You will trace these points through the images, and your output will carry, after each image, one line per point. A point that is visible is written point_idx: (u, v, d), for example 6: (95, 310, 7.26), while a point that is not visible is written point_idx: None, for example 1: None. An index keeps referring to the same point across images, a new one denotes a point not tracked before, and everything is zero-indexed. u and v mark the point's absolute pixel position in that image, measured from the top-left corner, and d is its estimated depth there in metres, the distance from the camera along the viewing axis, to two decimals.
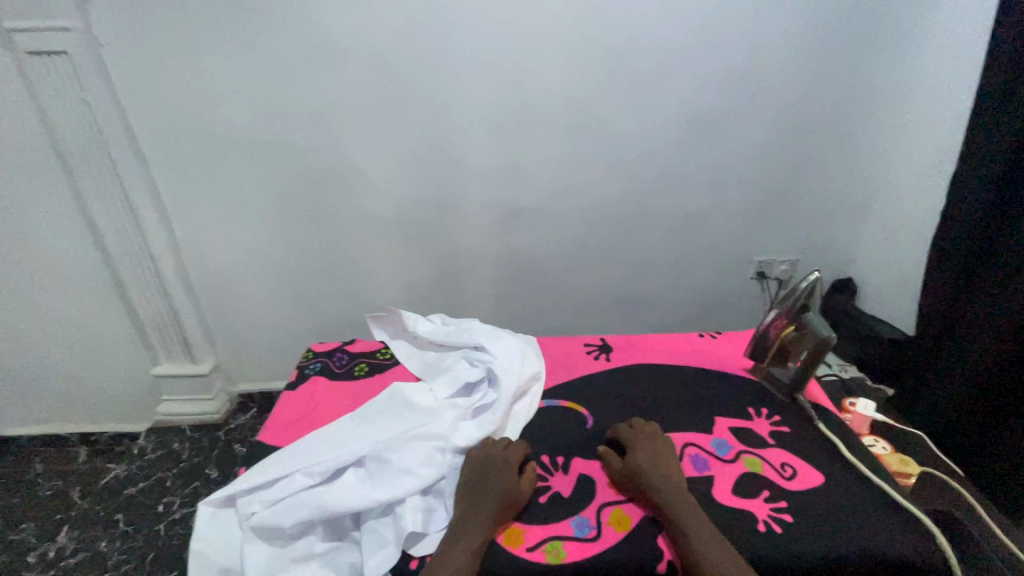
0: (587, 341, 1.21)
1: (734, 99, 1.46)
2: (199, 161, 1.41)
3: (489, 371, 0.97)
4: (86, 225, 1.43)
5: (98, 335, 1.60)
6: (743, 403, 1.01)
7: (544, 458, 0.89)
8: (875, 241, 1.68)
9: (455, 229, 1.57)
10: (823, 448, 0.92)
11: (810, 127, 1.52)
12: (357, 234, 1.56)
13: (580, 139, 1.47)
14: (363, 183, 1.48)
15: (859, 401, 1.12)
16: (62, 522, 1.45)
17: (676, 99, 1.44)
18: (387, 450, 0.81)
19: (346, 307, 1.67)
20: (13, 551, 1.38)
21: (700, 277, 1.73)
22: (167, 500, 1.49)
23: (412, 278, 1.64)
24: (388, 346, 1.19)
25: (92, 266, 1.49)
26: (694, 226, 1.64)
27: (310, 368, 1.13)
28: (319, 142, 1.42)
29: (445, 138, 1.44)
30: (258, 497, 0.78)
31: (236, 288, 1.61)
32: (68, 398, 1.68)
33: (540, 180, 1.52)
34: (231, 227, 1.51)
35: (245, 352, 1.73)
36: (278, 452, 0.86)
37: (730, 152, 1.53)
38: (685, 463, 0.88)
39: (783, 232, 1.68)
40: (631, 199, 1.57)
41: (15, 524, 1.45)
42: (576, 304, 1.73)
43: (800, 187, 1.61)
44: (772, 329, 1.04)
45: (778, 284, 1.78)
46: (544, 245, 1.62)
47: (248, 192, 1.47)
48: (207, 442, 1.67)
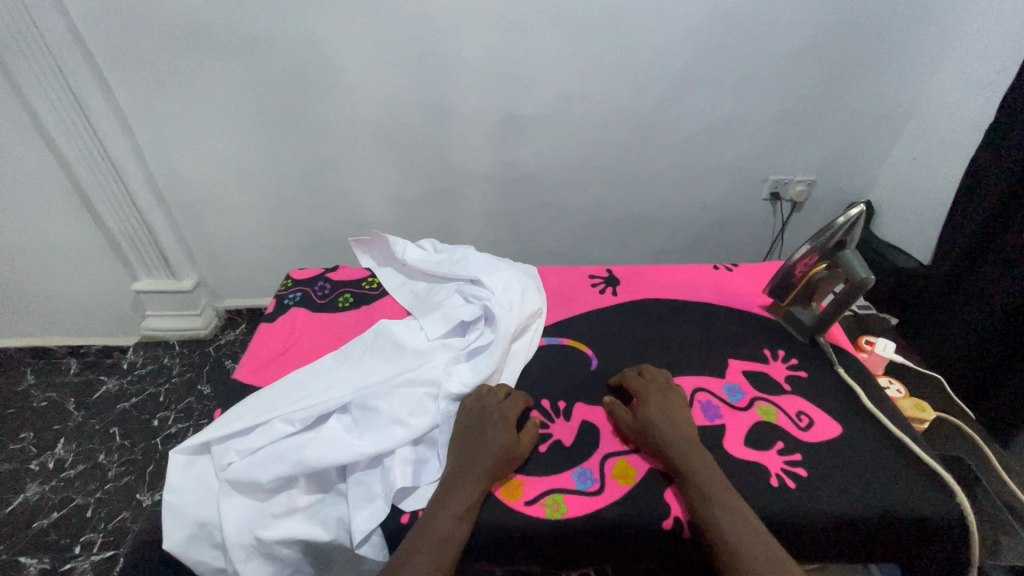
0: (592, 272, 1.11)
1: None
2: (150, 51, 1.20)
3: (486, 309, 0.88)
4: (34, 125, 1.25)
5: (67, 249, 1.47)
6: (758, 344, 0.95)
7: (544, 403, 0.83)
8: (902, 160, 1.53)
9: (447, 139, 1.40)
10: (842, 396, 0.86)
11: (861, 23, 1.30)
12: (337, 141, 1.38)
13: (595, 31, 1.25)
14: (340, 81, 1.28)
15: (879, 341, 1.05)
16: (61, 432, 1.42)
17: None
18: (374, 397, 0.75)
19: (329, 222, 1.54)
20: (14, 459, 1.36)
21: (712, 197, 1.59)
22: (162, 416, 1.46)
23: (399, 193, 1.49)
24: (375, 275, 1.09)
25: (49, 173, 1.33)
26: (714, 140, 1.47)
27: (289, 298, 1.03)
28: (283, 31, 1.20)
29: (433, 29, 1.22)
30: (234, 445, 0.71)
31: (209, 200, 1.46)
32: (48, 312, 1.60)
33: (546, 82, 1.32)
34: (197, 132, 1.33)
35: (229, 266, 1.62)
36: (256, 394, 0.79)
37: (765, 53, 1.32)
38: (695, 411, 0.82)
39: (808, 149, 1.52)
40: (646, 107, 1.39)
41: (13, 433, 1.43)
42: (577, 224, 1.61)
43: (837, 95, 1.42)
44: (800, 266, 0.95)
45: (792, 206, 1.64)
46: (545, 159, 1.46)
47: (211, 92, 1.27)
48: (197, 357, 1.62)
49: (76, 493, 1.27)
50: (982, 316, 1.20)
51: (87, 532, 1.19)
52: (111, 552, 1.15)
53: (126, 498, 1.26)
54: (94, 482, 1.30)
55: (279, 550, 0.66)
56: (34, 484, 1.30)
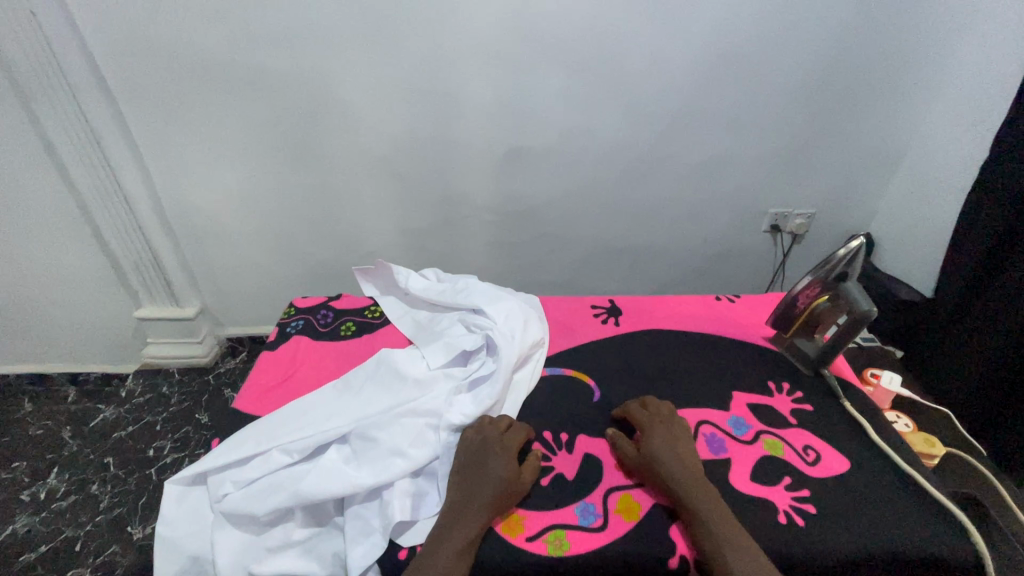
0: (594, 303, 1.11)
1: (768, 30, 1.27)
2: (164, 86, 1.24)
3: (488, 339, 0.88)
4: (47, 156, 1.29)
5: (72, 276, 1.49)
6: (762, 376, 0.94)
7: (546, 435, 0.82)
8: (901, 194, 1.55)
9: (452, 171, 1.43)
10: (848, 430, 0.85)
11: (853, 63, 1.34)
12: (344, 172, 1.41)
13: (595, 68, 1.29)
14: (348, 114, 1.32)
15: (885, 373, 1.05)
16: (53, 462, 1.40)
17: (700, 29, 1.25)
18: (374, 427, 0.74)
19: (334, 252, 1.55)
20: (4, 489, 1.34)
21: (713, 229, 1.60)
22: (158, 445, 1.44)
23: (404, 223, 1.51)
24: (377, 304, 1.09)
25: (59, 202, 1.36)
26: (713, 173, 1.49)
27: (291, 327, 1.03)
28: (294, 67, 1.24)
29: (440, 67, 1.26)
30: (230, 476, 0.70)
31: (214, 229, 1.48)
32: (49, 339, 1.60)
33: (548, 117, 1.36)
34: (206, 162, 1.37)
35: (232, 295, 1.62)
36: (254, 423, 0.78)
37: (761, 90, 1.36)
38: (699, 444, 0.81)
39: (807, 183, 1.54)
40: (646, 141, 1.42)
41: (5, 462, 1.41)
42: (579, 255, 1.62)
43: (833, 131, 1.45)
44: (802, 296, 0.95)
45: (793, 238, 1.65)
46: (548, 191, 1.48)
47: (222, 125, 1.31)
48: (196, 385, 1.61)
49: (66, 525, 1.24)
50: (987, 350, 1.19)
51: (75, 565, 1.16)
52: None
53: (117, 531, 1.23)
54: (85, 513, 1.27)
55: None
56: (23, 515, 1.27)
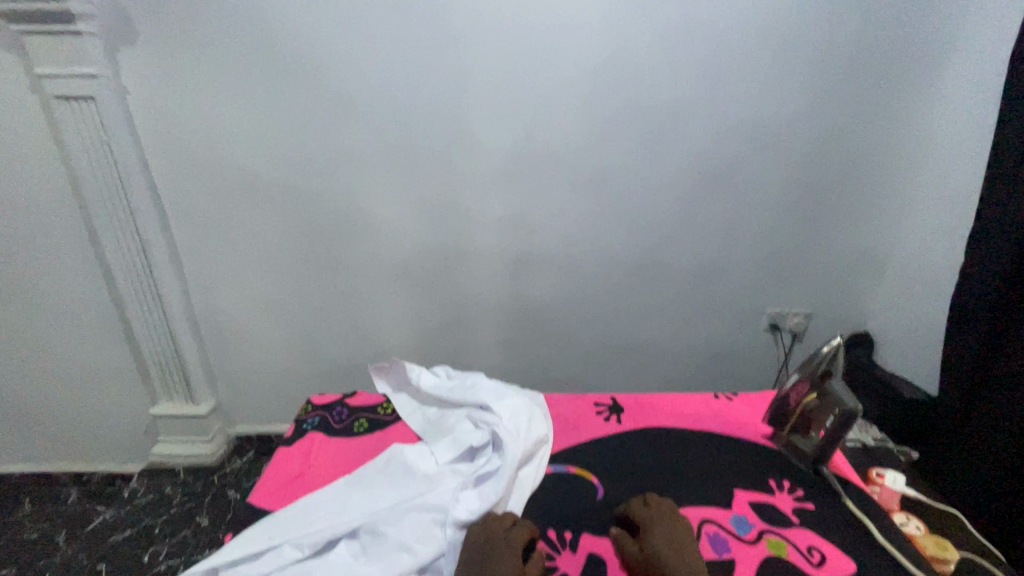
0: (597, 400, 1.16)
1: (744, 154, 1.45)
2: (214, 204, 1.42)
3: (494, 435, 0.93)
4: (99, 264, 1.44)
5: (101, 373, 1.57)
6: (762, 474, 0.95)
7: (550, 534, 0.83)
8: (890, 295, 1.63)
9: (465, 275, 1.56)
10: (851, 531, 0.85)
11: (821, 181, 1.51)
12: (364, 276, 1.54)
13: (593, 186, 1.46)
14: (374, 225, 1.48)
15: (888, 473, 1.06)
16: (44, 569, 1.38)
17: (682, 154, 1.44)
18: (383, 522, 0.77)
19: (349, 350, 1.64)
20: None
21: (712, 328, 1.68)
22: (153, 550, 1.42)
23: (418, 323, 1.61)
24: (390, 400, 1.15)
25: (101, 305, 1.48)
26: (705, 276, 1.60)
27: (307, 423, 1.09)
28: (331, 187, 1.43)
29: (457, 186, 1.45)
30: (242, 571, 0.73)
31: (240, 328, 1.59)
32: (66, 437, 1.64)
33: (550, 228, 1.51)
34: (241, 268, 1.51)
35: (250, 391, 1.68)
36: (268, 518, 0.81)
37: (741, 204, 1.51)
38: (703, 544, 0.81)
39: (798, 284, 1.64)
40: (640, 248, 1.55)
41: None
42: (583, 353, 1.68)
43: (812, 238, 1.58)
44: (793, 395, 1.00)
45: (792, 337, 1.72)
46: (553, 293, 1.59)
47: (261, 235, 1.47)
48: (200, 486, 1.61)
49: None
50: (992, 449, 1.19)
51: None
52: None
53: None
54: None
55: None
56: None
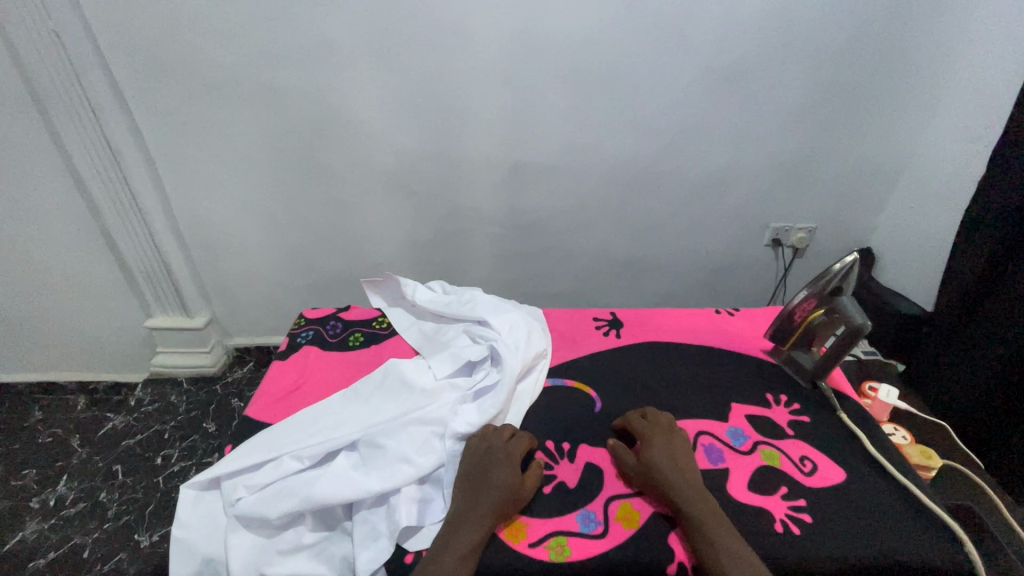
0: (596, 315, 1.14)
1: (763, 52, 1.31)
2: (183, 104, 1.29)
3: (492, 350, 0.91)
4: (69, 171, 1.33)
5: (88, 286, 1.53)
6: (760, 388, 0.96)
7: (548, 444, 0.84)
8: (899, 209, 1.57)
9: (459, 186, 1.47)
10: (844, 441, 0.87)
11: (848, 83, 1.38)
12: (353, 186, 1.45)
13: (598, 88, 1.33)
14: (359, 130, 1.36)
15: (882, 387, 1.06)
16: (63, 470, 1.43)
17: (697, 51, 1.29)
18: (382, 435, 0.76)
19: (342, 264, 1.59)
20: (16, 495, 1.37)
21: (714, 243, 1.63)
22: (165, 453, 1.46)
23: (411, 236, 1.55)
24: (385, 315, 1.12)
25: (77, 215, 1.40)
26: (713, 188, 1.53)
27: (301, 337, 1.06)
28: (308, 86, 1.29)
29: (448, 86, 1.31)
30: (243, 481, 0.73)
31: (226, 241, 1.52)
32: (63, 348, 1.63)
33: (552, 135, 1.40)
34: (221, 177, 1.41)
35: (242, 305, 1.66)
36: (266, 430, 0.81)
37: (759, 109, 1.40)
38: (698, 454, 0.83)
39: (806, 198, 1.57)
40: (647, 158, 1.46)
41: (16, 469, 1.43)
42: (583, 268, 1.65)
43: (830, 148, 1.49)
44: (799, 310, 0.97)
45: (793, 252, 1.68)
46: (552, 205, 1.52)
47: (237, 140, 1.36)
48: (204, 395, 1.64)
49: (75, 533, 1.27)
50: (985, 363, 1.21)
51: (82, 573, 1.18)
52: None
53: (125, 538, 1.25)
54: (93, 521, 1.29)
55: None
56: (33, 521, 1.29)
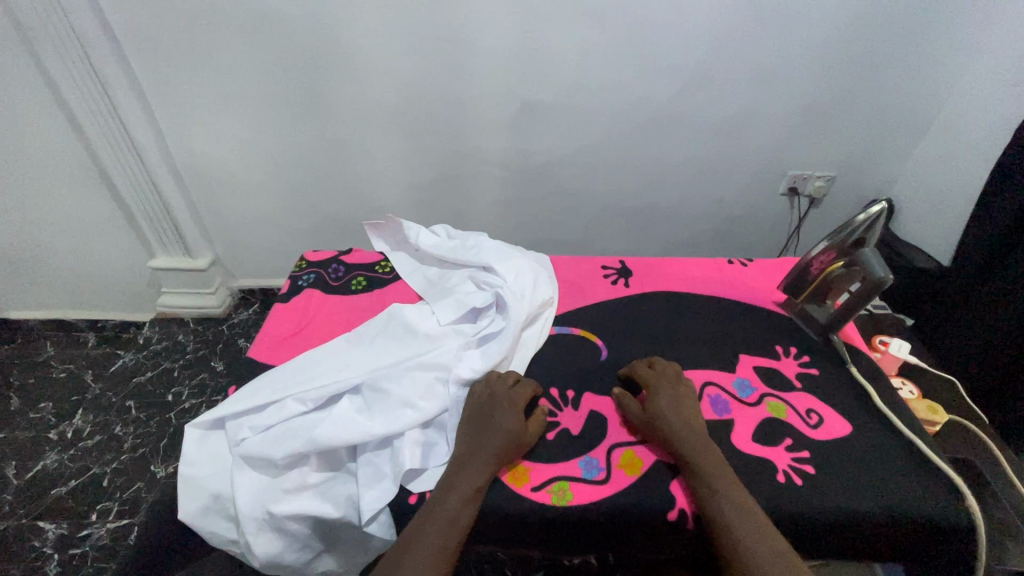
0: (604, 263, 1.10)
1: None
2: (169, 29, 1.20)
3: (498, 297, 0.89)
4: (56, 102, 1.27)
5: (88, 224, 1.50)
6: (770, 340, 0.94)
7: (553, 392, 0.84)
8: (926, 158, 1.49)
9: (463, 125, 1.39)
10: (852, 395, 0.86)
11: (888, 17, 1.26)
12: (353, 124, 1.38)
13: (616, 18, 1.22)
14: (356, 62, 1.27)
15: (894, 341, 1.03)
16: (79, 404, 1.46)
17: None
18: (385, 379, 0.76)
19: (342, 206, 1.55)
20: (35, 428, 1.40)
21: (728, 190, 1.56)
22: (176, 390, 1.49)
23: (413, 178, 1.49)
24: (388, 259, 1.10)
25: (70, 150, 1.35)
26: (734, 132, 1.44)
27: (303, 279, 1.04)
28: (300, 11, 1.19)
29: (452, 14, 1.21)
30: (247, 422, 0.73)
31: (224, 180, 1.47)
32: (68, 285, 1.63)
33: (564, 70, 1.30)
34: (215, 111, 1.34)
35: (244, 246, 1.63)
36: (270, 373, 0.80)
37: (790, 45, 1.29)
38: (703, 404, 0.82)
39: (829, 144, 1.48)
40: (664, 98, 1.37)
41: (32, 403, 1.46)
42: (591, 215, 1.60)
43: (861, 90, 1.39)
44: (816, 263, 0.94)
45: (810, 202, 1.61)
46: (561, 147, 1.45)
47: (229, 71, 1.27)
48: (210, 334, 1.64)
49: (93, 463, 1.31)
50: (1001, 320, 1.18)
51: (104, 500, 1.23)
52: (126, 520, 1.19)
53: (141, 469, 1.29)
54: (110, 452, 1.33)
55: (289, 525, 0.67)
56: (53, 452, 1.33)
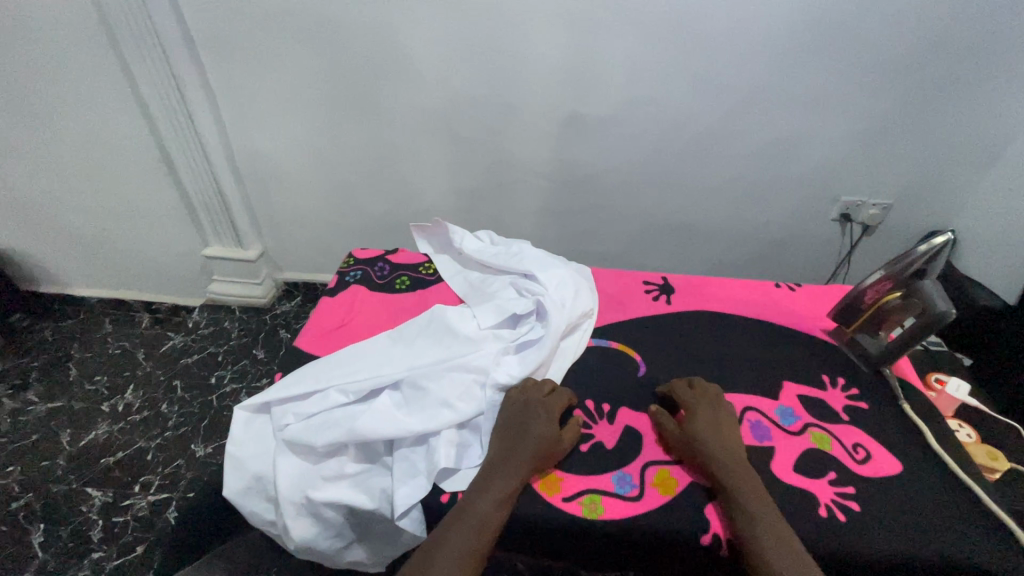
0: (647, 279, 1.09)
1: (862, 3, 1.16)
2: (241, 34, 1.27)
3: (539, 304, 0.89)
4: (134, 97, 1.36)
5: (151, 212, 1.59)
6: (816, 369, 0.91)
7: (588, 404, 0.83)
8: (993, 191, 1.41)
9: (510, 135, 1.42)
10: (904, 432, 0.82)
11: (958, 44, 1.21)
12: (404, 129, 1.43)
13: (670, 36, 1.22)
14: (412, 70, 1.32)
15: (952, 380, 0.98)
16: (130, 379, 1.54)
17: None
18: (424, 377, 0.77)
19: (387, 207, 1.59)
20: (89, 398, 1.49)
21: (775, 213, 1.53)
22: (220, 373, 1.55)
23: (458, 184, 1.53)
24: (431, 261, 1.12)
25: (141, 142, 1.44)
26: (785, 153, 1.41)
27: (350, 276, 1.08)
28: (362, 21, 1.24)
29: (506, 26, 1.23)
30: (292, 408, 0.76)
31: (279, 177, 1.54)
32: (129, 268, 1.73)
33: (614, 85, 1.31)
34: (277, 111, 1.41)
35: (292, 240, 1.70)
36: (315, 362, 0.83)
37: (850, 68, 1.26)
38: (743, 429, 0.80)
39: (887, 172, 1.43)
40: (714, 116, 1.35)
41: (89, 375, 1.56)
42: (631, 230, 1.59)
43: (924, 118, 1.33)
44: (870, 292, 0.91)
45: (863, 230, 1.55)
46: (605, 161, 1.45)
47: (293, 75, 1.34)
48: (255, 323, 1.71)
49: (139, 437, 1.38)
50: None
51: (146, 473, 1.29)
52: (165, 495, 1.24)
53: (182, 447, 1.35)
54: (155, 428, 1.40)
55: (326, 511, 0.70)
56: (104, 423, 1.42)
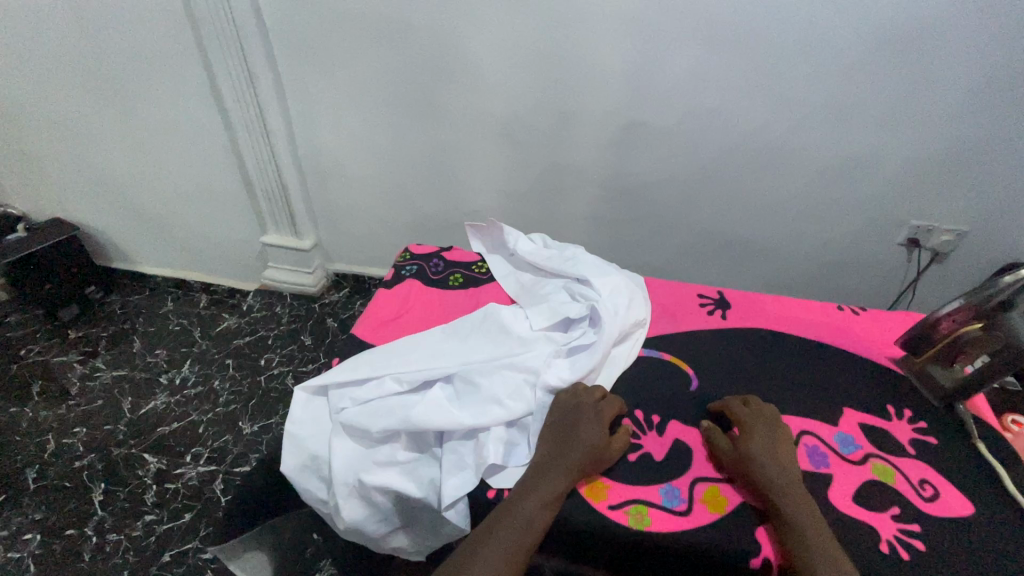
0: (702, 292, 1.07)
1: (948, 20, 1.10)
2: (314, 33, 1.33)
3: (592, 310, 0.89)
4: (211, 91, 1.44)
5: (217, 198, 1.68)
6: (879, 398, 0.87)
7: (637, 414, 0.82)
8: None
9: (565, 141, 1.42)
10: (975, 472, 0.77)
11: None
12: (462, 131, 1.45)
13: (737, 47, 1.20)
14: (474, 74, 1.34)
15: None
16: (187, 355, 1.63)
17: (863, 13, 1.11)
18: (476, 373, 0.78)
19: (438, 206, 1.63)
20: (150, 370, 1.59)
21: (835, 234, 1.47)
22: (269, 356, 1.62)
23: (509, 187, 1.54)
24: (485, 260, 1.13)
25: (215, 132, 1.52)
26: (852, 172, 1.35)
27: (406, 269, 1.10)
28: (429, 24, 1.28)
29: (570, 34, 1.24)
30: (349, 393, 0.78)
31: (338, 171, 1.60)
32: (193, 250, 1.83)
33: (675, 95, 1.29)
34: (341, 108, 1.46)
35: (345, 233, 1.76)
36: (371, 351, 0.86)
37: (930, 87, 1.19)
38: (799, 454, 0.77)
39: (964, 197, 1.35)
40: (777, 131, 1.31)
41: (150, 348, 1.66)
42: (681, 242, 1.56)
43: (1011, 143, 1.25)
44: (945, 322, 0.86)
45: (932, 257, 1.47)
46: (660, 171, 1.43)
47: (359, 74, 1.39)
48: (304, 310, 1.78)
49: (192, 411, 1.45)
50: None
51: (197, 445, 1.36)
52: (213, 467, 1.31)
53: (231, 423, 1.42)
54: (207, 403, 1.47)
55: (376, 496, 0.72)
56: (161, 394, 1.50)
